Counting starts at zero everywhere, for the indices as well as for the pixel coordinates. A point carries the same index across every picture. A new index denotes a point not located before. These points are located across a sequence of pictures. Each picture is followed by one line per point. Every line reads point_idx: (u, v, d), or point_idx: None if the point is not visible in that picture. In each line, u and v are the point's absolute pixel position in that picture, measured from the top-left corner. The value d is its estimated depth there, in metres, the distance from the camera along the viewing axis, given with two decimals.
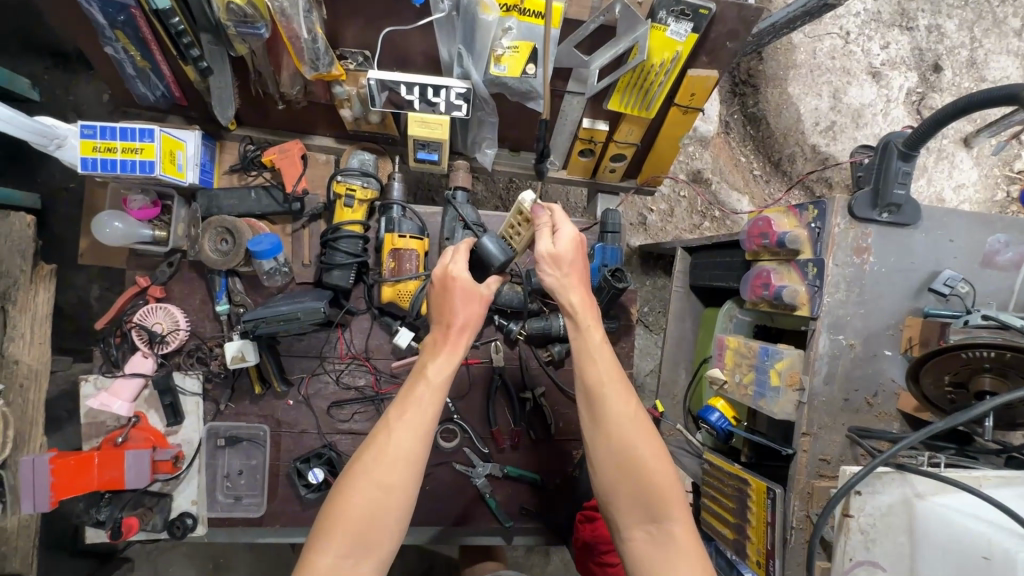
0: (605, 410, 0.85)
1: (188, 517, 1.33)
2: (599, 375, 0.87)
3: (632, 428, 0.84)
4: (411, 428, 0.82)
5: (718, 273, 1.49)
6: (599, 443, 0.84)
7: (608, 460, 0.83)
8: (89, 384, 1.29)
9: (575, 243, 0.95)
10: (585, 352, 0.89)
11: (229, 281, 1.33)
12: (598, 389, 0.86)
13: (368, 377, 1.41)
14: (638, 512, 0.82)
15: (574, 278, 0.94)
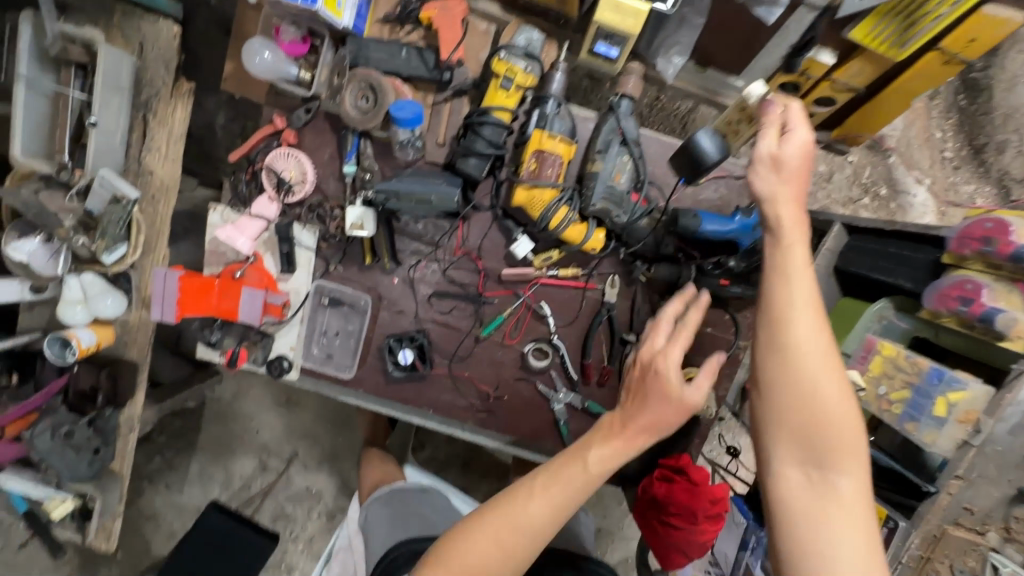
0: (793, 336, 0.70)
1: (285, 360, 1.37)
2: (794, 295, 0.71)
3: (821, 365, 0.70)
4: (641, 430, 0.85)
5: (884, 266, 1.26)
6: (773, 373, 0.71)
7: (784, 392, 0.70)
8: (218, 214, 1.29)
9: (806, 146, 0.75)
10: (779, 270, 0.72)
11: (362, 142, 1.26)
12: (788, 312, 0.70)
13: (475, 276, 1.36)
14: (801, 453, 0.71)
15: (791, 189, 0.75)
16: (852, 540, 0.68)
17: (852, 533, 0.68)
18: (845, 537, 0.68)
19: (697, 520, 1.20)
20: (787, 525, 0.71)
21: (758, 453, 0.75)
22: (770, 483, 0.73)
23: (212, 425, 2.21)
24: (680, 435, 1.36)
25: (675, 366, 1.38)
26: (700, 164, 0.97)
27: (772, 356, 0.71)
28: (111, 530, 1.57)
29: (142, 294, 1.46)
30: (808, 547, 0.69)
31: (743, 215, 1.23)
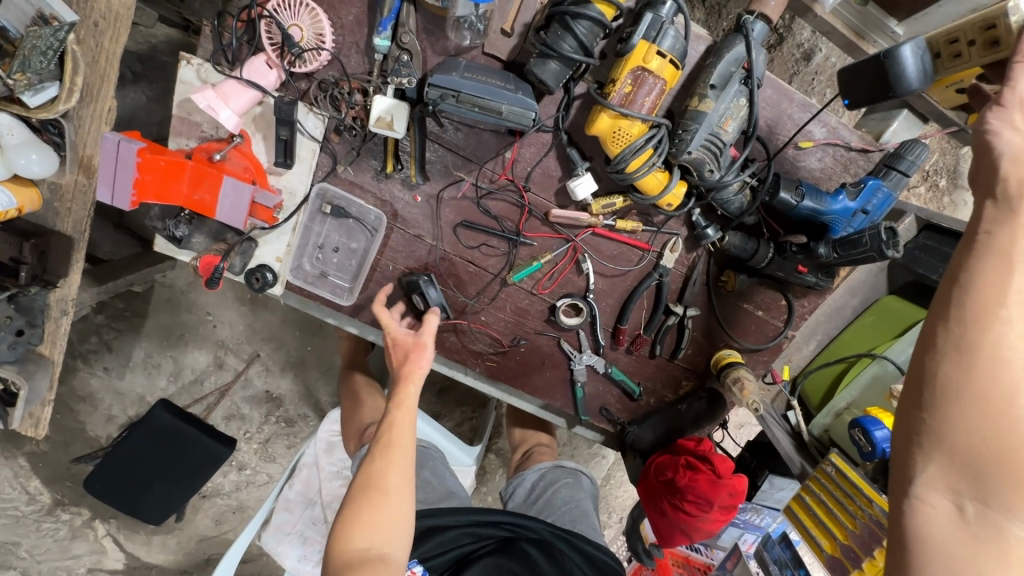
0: (997, 348, 0.56)
1: (269, 271, 1.12)
2: (1013, 288, 0.56)
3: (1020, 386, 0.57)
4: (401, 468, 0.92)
5: None
6: (951, 388, 0.58)
7: (964, 414, 0.58)
8: (191, 69, 0.98)
9: None
10: (999, 260, 0.57)
11: (405, 8, 0.94)
12: (995, 317, 0.56)
13: (515, 210, 1.13)
14: (964, 481, 0.59)
15: None
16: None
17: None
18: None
19: (711, 508, 1.13)
20: (926, 558, 0.62)
21: (896, 470, 0.64)
22: (911, 509, 0.62)
23: (161, 312, 1.94)
24: (703, 417, 1.27)
25: (714, 345, 1.26)
26: (889, 88, 0.84)
27: (961, 366, 0.57)
28: (41, 417, 1.26)
29: (79, 154, 1.11)
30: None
31: (848, 196, 1.04)
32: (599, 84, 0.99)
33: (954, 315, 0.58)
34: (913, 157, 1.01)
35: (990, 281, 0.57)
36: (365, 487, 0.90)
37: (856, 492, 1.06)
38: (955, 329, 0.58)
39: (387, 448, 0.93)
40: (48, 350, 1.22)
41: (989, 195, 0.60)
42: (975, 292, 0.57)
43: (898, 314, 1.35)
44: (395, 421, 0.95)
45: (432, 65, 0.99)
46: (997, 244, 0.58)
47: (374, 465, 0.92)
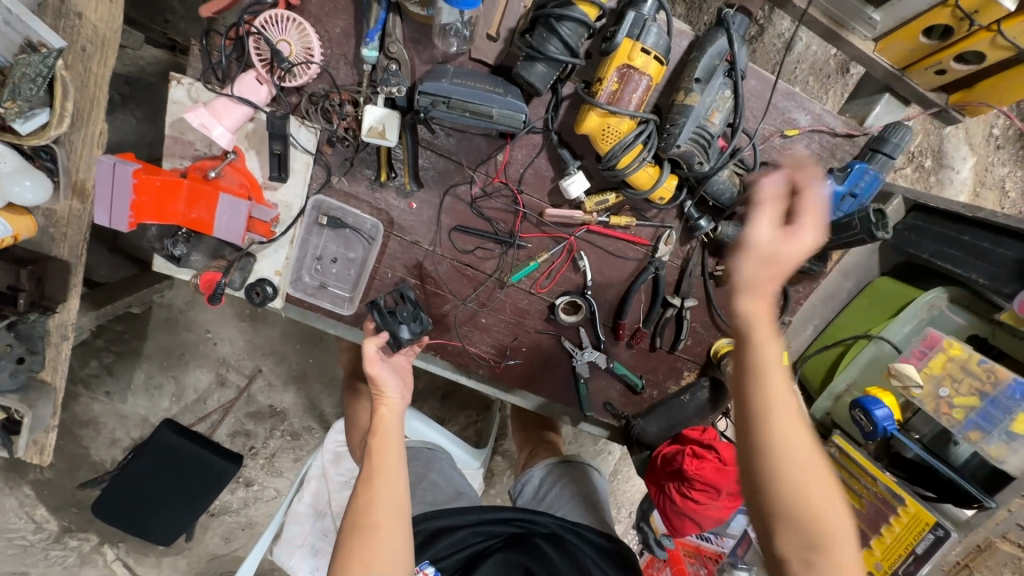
0: (767, 423, 0.70)
1: (268, 285, 1.13)
2: (777, 383, 0.69)
3: (790, 399, 0.70)
4: (391, 496, 0.92)
5: (953, 254, 1.21)
6: (758, 443, 0.69)
7: (785, 500, 0.69)
8: (182, 89, 0.99)
9: (819, 230, 0.71)
10: (756, 287, 0.70)
11: (391, 19, 0.95)
12: (762, 425, 0.70)
13: (510, 212, 1.14)
14: (786, 528, 0.71)
15: (783, 261, 0.70)
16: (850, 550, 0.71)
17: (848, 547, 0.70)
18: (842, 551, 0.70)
19: (719, 496, 1.15)
20: (789, 543, 0.71)
21: (768, 546, 0.73)
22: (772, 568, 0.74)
23: (160, 332, 1.94)
24: (706, 407, 1.28)
25: (713, 335, 1.27)
26: None
27: (760, 430, 0.70)
28: (46, 444, 1.26)
29: (72, 179, 1.12)
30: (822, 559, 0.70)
31: (836, 180, 1.06)
32: (586, 83, 1.00)
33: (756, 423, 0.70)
34: (897, 140, 1.03)
35: (753, 325, 0.70)
36: (355, 525, 0.89)
37: (861, 472, 1.06)
38: (756, 352, 0.70)
39: (370, 479, 0.93)
40: (51, 376, 1.22)
41: (736, 317, 0.71)
42: (749, 362, 0.71)
43: (891, 292, 1.36)
44: (379, 450, 0.95)
45: (420, 73, 1.01)
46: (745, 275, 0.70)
47: (360, 496, 0.92)
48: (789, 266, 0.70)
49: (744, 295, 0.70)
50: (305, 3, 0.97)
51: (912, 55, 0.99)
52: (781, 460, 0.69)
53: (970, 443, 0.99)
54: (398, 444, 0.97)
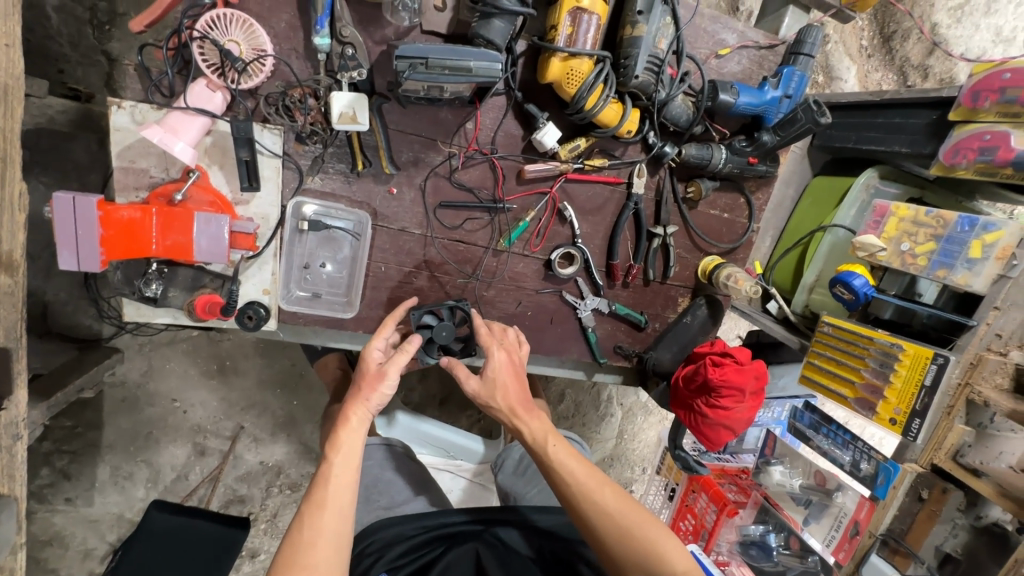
0: (556, 474, 0.93)
1: (260, 306, 1.07)
2: (575, 469, 0.92)
3: (581, 464, 0.94)
4: (334, 535, 0.83)
5: (874, 136, 1.35)
6: (545, 471, 0.92)
7: (610, 535, 0.87)
8: (124, 113, 0.92)
9: (505, 368, 1.04)
10: (491, 353, 1.04)
11: (338, 3, 0.94)
12: (547, 462, 0.94)
13: (490, 177, 1.16)
14: (598, 525, 0.88)
15: (511, 391, 1.02)
16: (648, 520, 0.89)
17: (639, 518, 0.88)
18: (636, 521, 0.88)
19: (745, 397, 1.22)
20: (595, 530, 0.88)
21: (626, 545, 0.86)
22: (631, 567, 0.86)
23: (119, 416, 1.70)
24: (707, 323, 1.37)
25: (696, 256, 1.36)
26: None
27: (550, 477, 0.94)
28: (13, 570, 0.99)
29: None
30: (626, 544, 0.86)
31: (772, 87, 1.18)
32: (538, 37, 1.05)
33: (574, 495, 0.90)
34: (812, 40, 1.16)
35: (494, 390, 1.03)
36: (291, 553, 0.80)
37: (856, 336, 1.18)
38: (525, 427, 0.99)
39: (318, 509, 0.84)
40: (7, 486, 0.94)
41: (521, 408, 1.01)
42: (533, 442, 0.97)
43: (828, 188, 1.49)
44: (327, 469, 0.88)
45: (377, 55, 1.00)
46: (503, 402, 1.02)
47: (303, 530, 0.82)
48: (516, 395, 1.02)
49: (495, 399, 1.02)
50: (242, 2, 0.93)
51: None
52: (585, 499, 0.90)
53: (940, 281, 1.10)
54: (354, 471, 0.89)
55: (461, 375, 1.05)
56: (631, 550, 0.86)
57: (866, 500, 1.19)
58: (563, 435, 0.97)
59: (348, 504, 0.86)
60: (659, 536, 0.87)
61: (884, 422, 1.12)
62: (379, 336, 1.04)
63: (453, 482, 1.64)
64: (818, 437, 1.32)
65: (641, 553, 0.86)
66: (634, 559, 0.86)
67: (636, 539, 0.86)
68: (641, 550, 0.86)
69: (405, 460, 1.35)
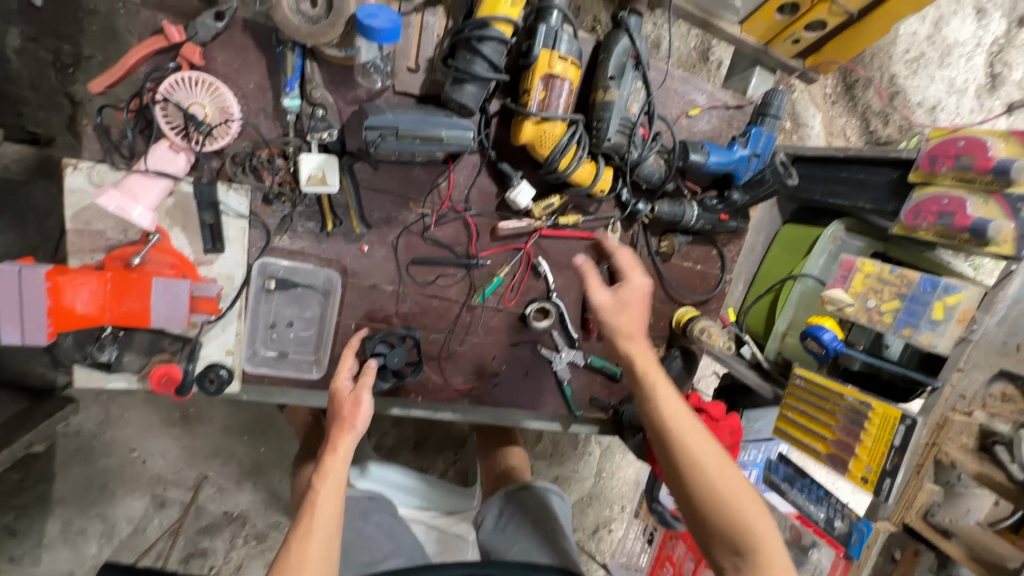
0: (666, 412, 0.90)
1: (222, 368, 1.02)
2: (681, 424, 0.89)
3: (682, 410, 0.90)
4: (322, 561, 0.83)
5: (839, 190, 1.38)
6: (646, 407, 0.90)
7: (717, 515, 0.83)
8: (80, 175, 0.89)
9: (642, 292, 1.03)
10: (601, 285, 1.01)
11: (308, 65, 0.93)
12: (657, 411, 0.91)
13: (464, 233, 1.15)
14: (704, 505, 0.84)
15: (632, 318, 1.00)
16: (744, 499, 0.84)
17: (733, 490, 0.84)
18: (736, 497, 0.84)
19: (720, 452, 1.20)
20: (694, 514, 0.85)
21: (733, 526, 0.82)
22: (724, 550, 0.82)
23: (72, 468, 1.61)
24: (682, 375, 1.37)
25: (671, 307, 1.36)
26: None
27: (658, 425, 0.90)
28: None
29: None
30: (723, 514, 0.82)
31: (740, 146, 1.20)
32: (511, 98, 1.05)
33: (669, 433, 0.88)
34: (778, 102, 1.20)
35: (617, 312, 1.00)
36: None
37: (827, 391, 1.19)
38: (633, 351, 0.97)
39: (305, 537, 0.84)
40: None
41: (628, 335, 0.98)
42: (635, 368, 0.96)
43: (797, 237, 1.52)
44: (316, 493, 0.89)
45: (349, 116, 0.99)
46: (622, 307, 0.99)
47: (290, 557, 0.82)
48: (631, 320, 0.99)
49: (625, 335, 0.98)
50: (209, 63, 0.91)
51: (770, 33, 1.19)
52: (690, 474, 0.85)
53: (906, 339, 1.12)
54: (341, 495, 0.90)
55: (591, 286, 1.02)
56: (724, 536, 0.83)
57: (841, 559, 1.20)
58: (673, 384, 0.94)
59: (337, 527, 0.87)
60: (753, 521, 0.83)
61: (856, 479, 1.13)
62: (344, 367, 1.05)
63: (428, 533, 1.54)
64: (794, 491, 1.32)
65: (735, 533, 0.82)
66: (736, 537, 0.81)
67: (735, 518, 0.82)
68: (737, 526, 0.82)
69: (379, 515, 1.29)
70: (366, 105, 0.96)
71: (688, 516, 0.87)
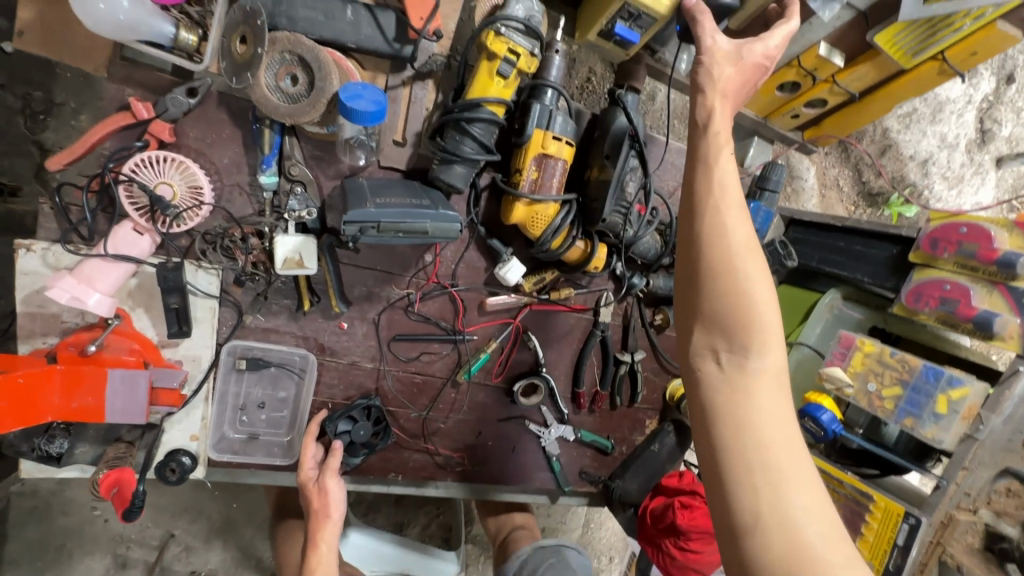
0: (723, 235, 0.59)
1: (184, 455, 0.93)
2: (744, 270, 0.59)
3: (753, 250, 0.60)
4: None
5: (835, 259, 1.35)
6: (697, 229, 0.60)
7: (724, 421, 0.59)
8: (34, 256, 0.82)
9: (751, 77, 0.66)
10: (717, 30, 0.66)
11: (287, 141, 0.88)
12: (709, 209, 0.60)
13: (449, 308, 1.09)
14: (715, 331, 0.60)
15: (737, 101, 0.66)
16: (799, 485, 0.57)
17: (789, 452, 0.57)
18: (788, 468, 0.57)
19: (716, 539, 1.13)
20: (711, 301, 0.60)
21: (751, 454, 0.57)
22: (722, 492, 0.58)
23: None
24: (675, 450, 1.32)
25: (664, 378, 1.31)
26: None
27: (687, 211, 0.62)
28: None
29: None
30: (738, 420, 0.58)
31: None
32: (503, 174, 1.01)
33: (704, 275, 0.60)
34: (777, 176, 1.17)
35: (700, 99, 0.65)
36: None
37: (825, 478, 1.13)
38: (717, 110, 0.64)
39: None
40: None
41: (695, 121, 0.65)
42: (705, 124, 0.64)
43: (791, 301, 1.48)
44: None
45: (330, 191, 0.94)
46: (702, 76, 0.65)
47: None
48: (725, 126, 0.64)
49: (703, 98, 0.65)
50: (180, 138, 0.86)
51: (770, 107, 1.16)
52: (709, 245, 0.60)
53: (907, 429, 1.08)
54: None
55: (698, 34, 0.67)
56: (748, 484, 0.56)
57: None
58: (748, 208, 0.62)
59: None
60: (814, 524, 0.55)
61: None
62: (307, 456, 0.97)
63: None
64: None
65: (769, 530, 0.55)
66: (743, 455, 0.57)
67: (769, 480, 0.56)
68: (751, 493, 0.56)
69: None
70: (348, 181, 0.91)
71: (688, 258, 0.61)
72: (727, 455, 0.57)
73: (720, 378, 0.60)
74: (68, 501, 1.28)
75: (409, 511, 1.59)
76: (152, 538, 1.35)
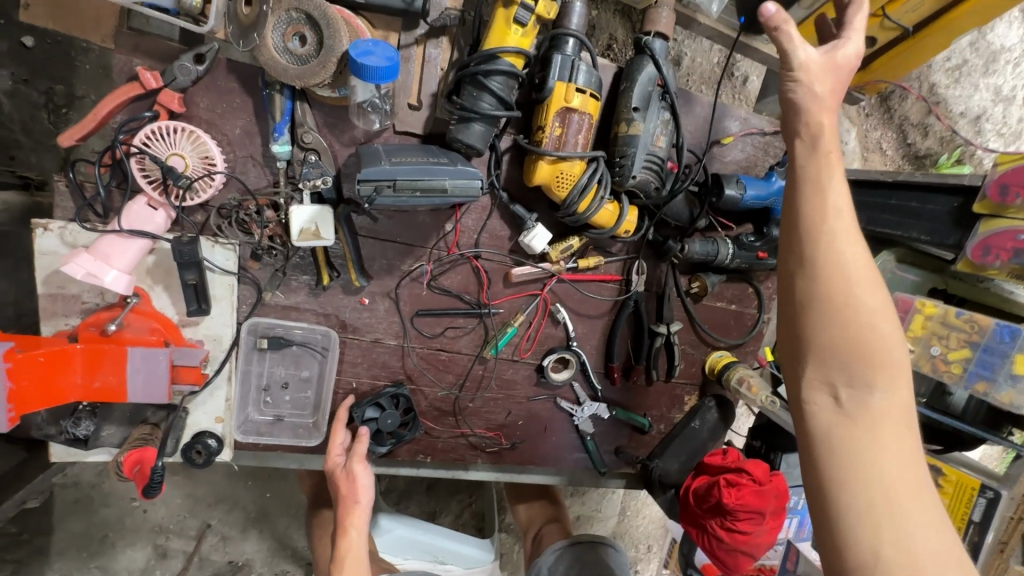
0: (835, 270, 0.57)
1: (210, 438, 0.92)
2: (860, 303, 0.57)
3: (871, 280, 0.58)
4: None
5: (888, 219, 1.22)
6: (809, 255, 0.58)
7: (838, 465, 0.58)
8: (52, 235, 0.81)
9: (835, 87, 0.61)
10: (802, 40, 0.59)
11: (298, 107, 0.84)
12: (817, 241, 0.58)
13: (473, 280, 1.04)
14: (832, 363, 0.58)
15: (829, 107, 0.61)
16: (922, 520, 0.56)
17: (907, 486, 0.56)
18: (914, 512, 0.56)
19: (765, 518, 1.05)
20: (824, 332, 0.58)
21: (870, 499, 0.56)
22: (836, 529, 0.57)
23: None
24: (718, 428, 1.24)
25: (703, 351, 1.24)
26: None
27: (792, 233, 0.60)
28: None
29: None
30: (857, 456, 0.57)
31: (779, 176, 1.08)
32: (524, 135, 0.95)
33: (818, 303, 0.58)
34: None
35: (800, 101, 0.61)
36: None
37: None
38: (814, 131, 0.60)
39: None
40: None
41: (797, 137, 0.61)
42: (808, 142, 0.60)
43: None
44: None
45: (344, 159, 0.90)
46: (801, 97, 0.60)
47: None
48: (832, 142, 0.60)
49: (803, 116, 0.61)
50: (191, 109, 0.83)
51: None
52: (821, 278, 0.58)
53: (979, 396, 0.99)
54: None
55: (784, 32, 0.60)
56: (870, 524, 0.56)
57: None
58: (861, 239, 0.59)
59: None
60: (943, 564, 0.54)
61: None
62: (336, 442, 0.94)
63: None
64: None
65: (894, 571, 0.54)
66: (864, 500, 0.56)
67: (892, 522, 0.55)
68: (873, 533, 0.55)
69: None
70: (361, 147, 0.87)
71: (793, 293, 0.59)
72: (846, 496, 0.57)
73: (837, 416, 0.59)
74: (108, 493, 1.27)
75: (441, 499, 1.55)
76: (190, 528, 1.34)
